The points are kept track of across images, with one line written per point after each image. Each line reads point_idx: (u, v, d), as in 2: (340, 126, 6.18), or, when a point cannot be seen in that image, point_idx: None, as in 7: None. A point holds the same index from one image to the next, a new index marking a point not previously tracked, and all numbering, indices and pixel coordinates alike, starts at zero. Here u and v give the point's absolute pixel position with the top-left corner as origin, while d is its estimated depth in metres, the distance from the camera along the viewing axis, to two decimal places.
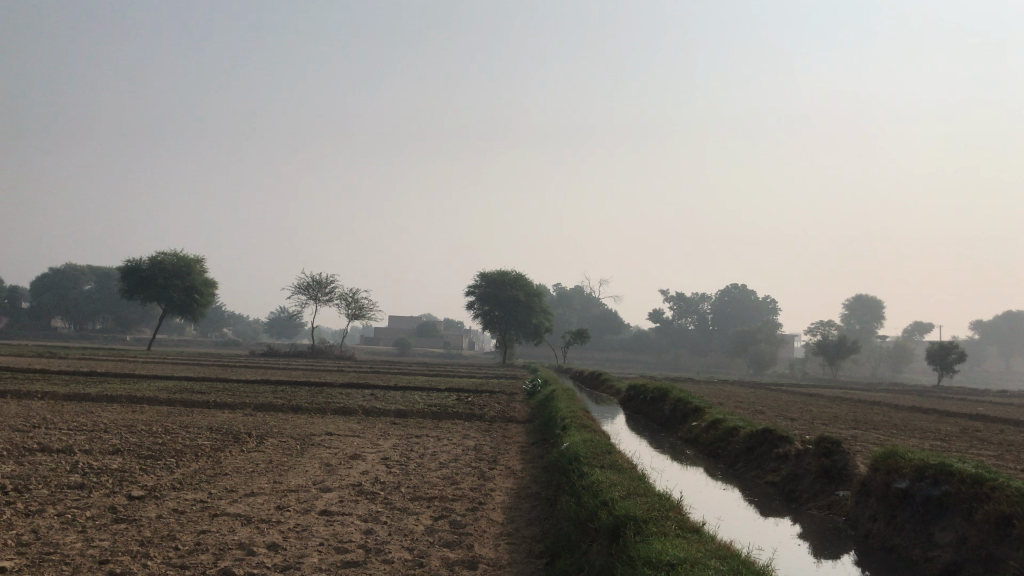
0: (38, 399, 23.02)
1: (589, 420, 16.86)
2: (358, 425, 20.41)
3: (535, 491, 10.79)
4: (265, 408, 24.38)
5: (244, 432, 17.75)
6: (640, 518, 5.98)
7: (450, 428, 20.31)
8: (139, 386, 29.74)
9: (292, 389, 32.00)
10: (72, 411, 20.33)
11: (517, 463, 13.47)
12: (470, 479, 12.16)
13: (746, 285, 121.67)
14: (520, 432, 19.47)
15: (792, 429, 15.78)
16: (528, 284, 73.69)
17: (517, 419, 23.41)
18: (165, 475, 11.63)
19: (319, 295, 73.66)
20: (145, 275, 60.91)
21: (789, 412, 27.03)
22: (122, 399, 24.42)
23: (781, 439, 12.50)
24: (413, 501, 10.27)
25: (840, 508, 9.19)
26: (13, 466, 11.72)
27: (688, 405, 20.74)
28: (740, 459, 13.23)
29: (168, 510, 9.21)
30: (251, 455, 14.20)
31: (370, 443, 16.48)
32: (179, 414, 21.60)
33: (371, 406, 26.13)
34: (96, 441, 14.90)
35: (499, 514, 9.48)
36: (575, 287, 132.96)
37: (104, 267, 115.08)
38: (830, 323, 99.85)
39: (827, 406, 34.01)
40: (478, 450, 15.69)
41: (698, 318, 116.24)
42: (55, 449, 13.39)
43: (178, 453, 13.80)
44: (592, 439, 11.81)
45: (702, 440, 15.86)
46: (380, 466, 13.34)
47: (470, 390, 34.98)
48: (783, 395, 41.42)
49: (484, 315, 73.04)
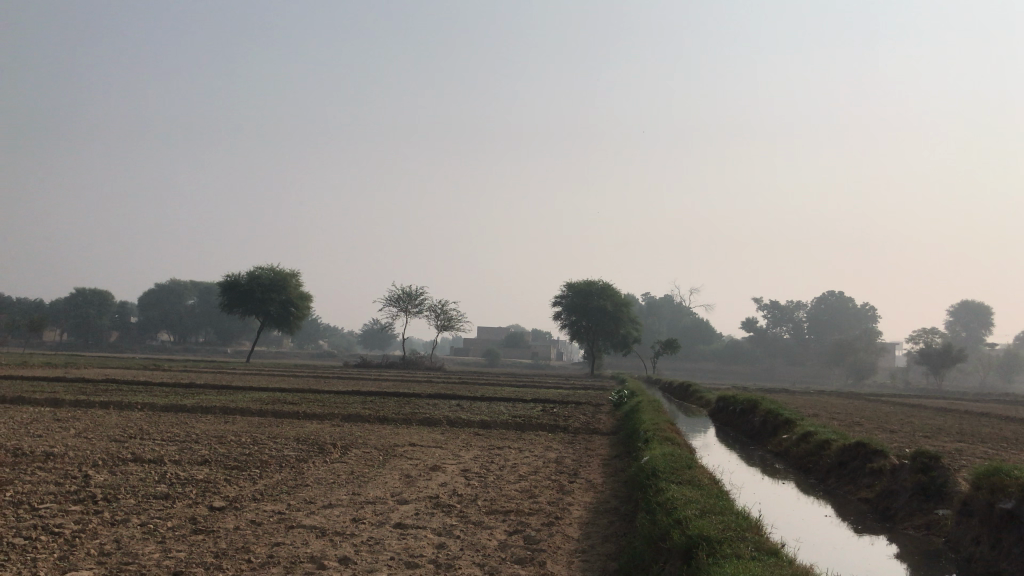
0: (138, 410, 23.90)
1: (674, 433, 16.38)
2: (442, 437, 20.41)
3: (615, 506, 10.49)
4: (352, 418, 24.68)
5: (329, 443, 17.98)
6: (715, 538, 5.66)
7: (533, 440, 20.15)
8: (235, 398, 30.53)
9: (381, 400, 32.35)
10: (167, 422, 20.96)
11: (598, 477, 13.16)
12: (549, 492, 11.95)
13: (844, 291, 117.63)
14: (603, 444, 19.13)
15: (890, 442, 15.00)
16: (617, 294, 72.89)
17: (602, 431, 23.03)
18: (248, 486, 11.81)
19: (409, 307, 74.66)
20: (244, 289, 62.93)
21: (890, 424, 25.82)
22: (216, 410, 25.08)
23: (875, 454, 11.88)
24: (489, 515, 10.12)
25: (939, 529, 8.57)
26: (105, 476, 12.12)
27: (779, 417, 20.02)
28: (832, 474, 12.62)
29: (245, 522, 9.31)
30: (334, 467, 14.33)
31: (451, 454, 16.49)
32: (269, 425, 22.07)
33: (456, 416, 26.17)
34: (186, 451, 15.31)
35: (575, 530, 9.25)
36: (665, 296, 131.26)
37: (206, 283, 119.50)
38: (934, 331, 95.68)
39: (932, 418, 32.37)
40: (560, 462, 15.48)
41: (794, 326, 113.25)
42: (146, 460, 13.80)
43: (263, 464, 14.04)
44: (674, 453, 11.43)
45: (793, 453, 15.23)
46: (459, 478, 13.25)
47: (556, 401, 34.70)
48: (885, 406, 39.71)
49: (572, 325, 72.75)
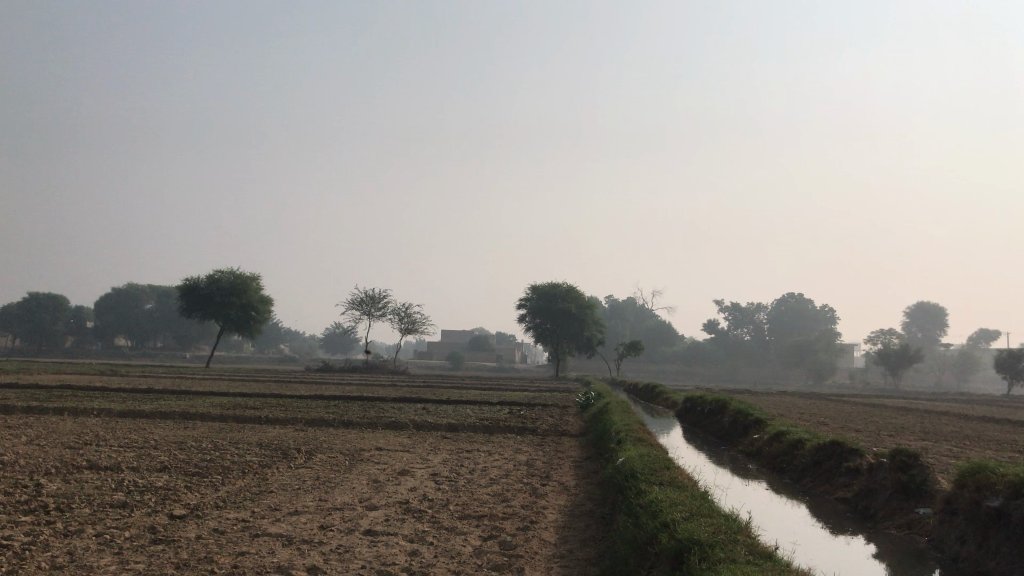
0: (94, 416, 23.18)
1: (645, 434, 16.23)
2: (409, 440, 20.05)
3: (590, 510, 10.24)
4: (316, 423, 24.13)
5: (293, 448, 17.53)
6: (706, 541, 5.43)
7: (502, 443, 19.84)
8: (194, 403, 29.78)
9: (346, 404, 31.82)
10: (124, 428, 20.28)
11: (571, 479, 12.90)
12: (521, 496, 11.68)
13: (803, 294, 118.93)
14: (573, 446, 18.90)
15: (863, 442, 14.94)
16: (580, 296, 72.90)
17: (570, 433, 22.84)
18: (211, 493, 11.40)
19: (372, 311, 73.98)
20: (203, 293, 61.84)
21: (854, 423, 25.95)
22: (176, 416, 24.43)
23: (851, 453, 11.81)
24: (462, 520, 9.81)
25: (922, 527, 8.46)
26: (59, 485, 11.60)
27: (749, 417, 19.95)
28: (807, 474, 12.51)
29: (207, 531, 8.91)
30: (299, 472, 13.91)
31: (420, 458, 16.18)
32: (230, 430, 21.53)
33: (423, 420, 25.76)
34: (144, 458, 14.80)
35: (551, 534, 8.98)
36: (628, 299, 131.75)
37: (163, 287, 117.39)
38: (891, 332, 97.17)
39: (893, 418, 32.63)
40: (531, 465, 15.19)
41: (755, 328, 114.06)
42: (102, 467, 13.31)
43: (225, 470, 13.59)
44: (650, 454, 11.18)
45: (765, 454, 15.13)
46: (429, 482, 12.91)
47: (523, 404, 34.51)
48: (847, 406, 40.01)
49: (536, 329, 72.57)
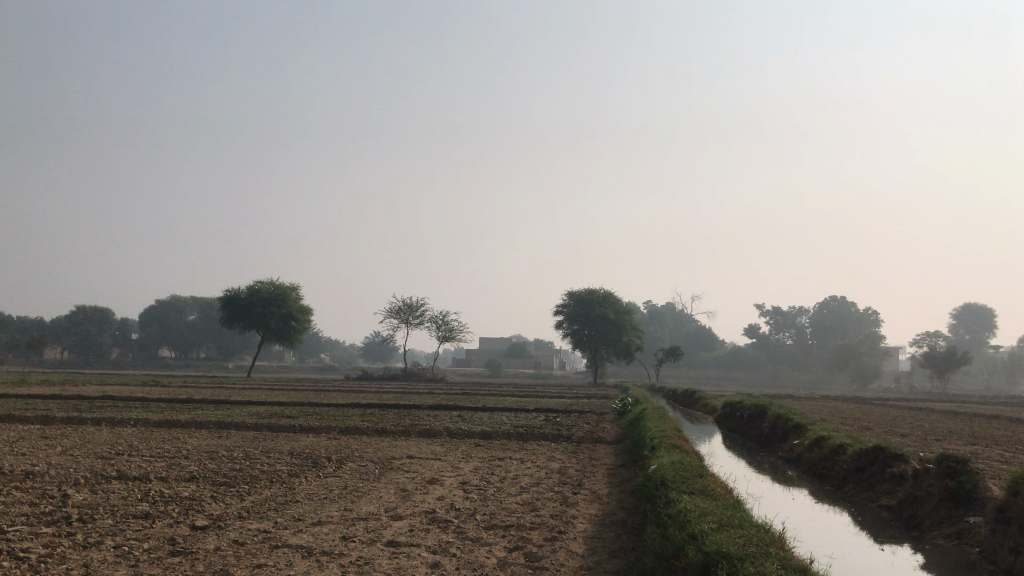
0: (131, 426, 23.31)
1: (681, 440, 15.82)
2: (441, 448, 19.83)
3: (621, 519, 9.90)
4: (350, 432, 23.99)
5: (324, 457, 17.43)
6: (735, 554, 5.06)
7: (535, 450, 19.52)
8: (231, 412, 29.86)
9: (381, 412, 31.68)
10: (158, 438, 20.33)
11: (603, 487, 12.55)
12: (551, 505, 11.36)
13: (846, 297, 116.75)
14: (607, 453, 18.50)
15: (908, 447, 14.37)
16: (618, 301, 72.31)
17: (606, 439, 22.44)
18: (236, 502, 11.25)
19: (410, 319, 74.10)
20: (244, 303, 62.38)
21: (900, 429, 25.19)
22: (211, 425, 24.50)
23: (895, 458, 11.31)
24: (488, 530, 9.54)
25: (972, 538, 7.96)
26: (85, 495, 11.54)
27: (789, 423, 19.42)
28: (848, 480, 12.03)
29: (227, 542, 8.72)
30: (327, 481, 13.75)
31: (450, 466, 15.95)
32: (264, 439, 21.48)
33: (457, 428, 25.48)
34: (174, 467, 14.75)
35: (580, 545, 8.65)
36: (666, 304, 130.64)
37: (206, 299, 118.96)
38: (936, 335, 95.08)
39: (941, 422, 31.70)
40: (564, 472, 14.89)
41: (797, 332, 112.39)
42: (131, 477, 13.25)
43: (253, 480, 13.46)
44: (682, 461, 10.78)
45: (805, 460, 14.62)
46: (458, 491, 12.67)
47: (560, 410, 34.22)
48: (892, 410, 39.08)
49: (574, 335, 72.13)
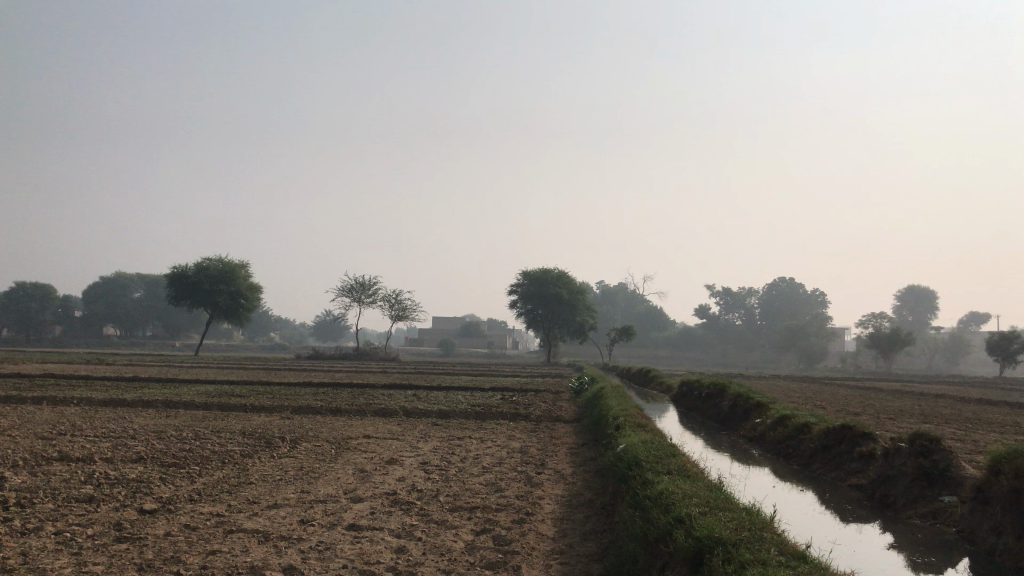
0: (73, 405, 22.46)
1: (644, 419, 15.66)
2: (397, 427, 19.40)
3: (589, 500, 9.63)
4: (303, 411, 23.46)
5: (277, 436, 16.88)
6: (729, 541, 4.79)
7: (493, 429, 19.19)
8: (179, 391, 29.08)
9: (335, 392, 31.14)
10: (102, 417, 19.56)
11: (568, 467, 12.28)
12: (515, 486, 11.04)
13: (794, 278, 118.32)
14: (568, 432, 18.27)
15: (871, 425, 14.33)
16: (572, 281, 72.16)
17: (565, 418, 22.27)
18: (186, 485, 10.72)
19: (363, 298, 73.21)
20: (192, 281, 60.92)
21: (852, 407, 25.48)
22: (158, 404, 23.73)
23: (862, 437, 11.24)
24: (453, 513, 9.20)
25: (948, 518, 7.85)
26: (24, 478, 10.90)
27: (749, 401, 19.39)
28: (815, 460, 11.92)
29: (178, 527, 8.24)
30: (282, 462, 13.28)
31: (409, 446, 15.55)
32: (214, 418, 20.85)
33: (413, 406, 25.13)
34: (119, 448, 14.11)
35: (549, 528, 8.36)
36: (619, 284, 131.26)
37: (152, 276, 116.32)
38: (882, 316, 96.98)
39: (889, 401, 32.17)
40: (525, 452, 14.61)
41: (746, 313, 113.86)
42: (73, 458, 12.60)
43: (203, 461, 12.92)
44: (653, 440, 10.54)
45: (769, 438, 14.54)
46: (418, 471, 12.32)
47: (516, 389, 34.07)
48: (840, 390, 39.64)
49: (528, 314, 72.02)
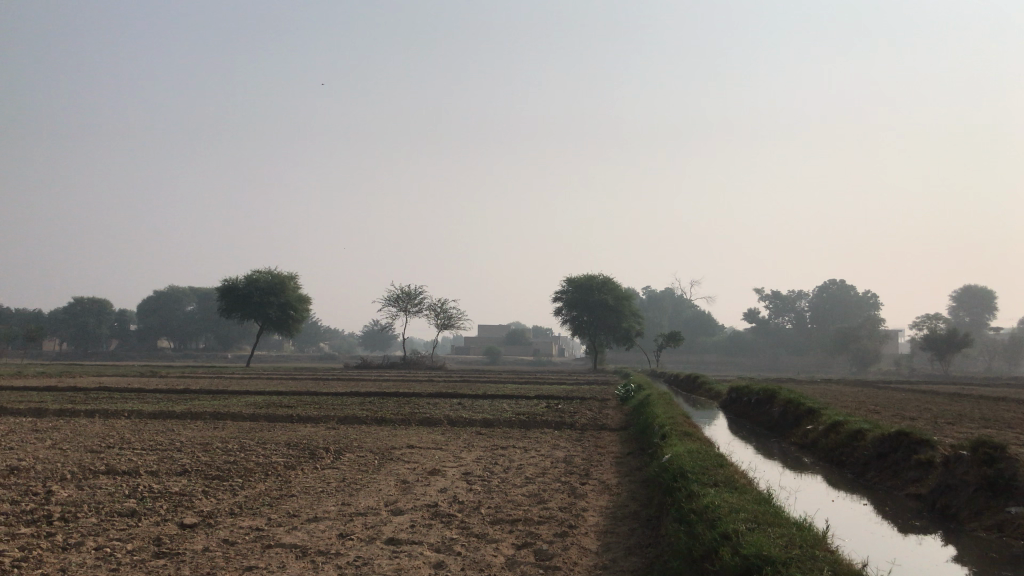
0: (124, 418, 22.77)
1: (692, 427, 15.29)
2: (441, 437, 19.25)
3: (634, 512, 9.37)
4: (349, 421, 23.51)
5: (322, 447, 16.86)
6: (781, 559, 4.52)
7: (539, 438, 18.94)
8: (228, 402, 29.41)
9: (380, 401, 31.21)
10: (151, 430, 19.76)
11: (613, 477, 12.00)
12: (559, 497, 10.79)
13: (845, 279, 116.02)
14: (613, 441, 17.93)
15: (929, 431, 13.79)
16: (617, 287, 71.67)
17: (611, 426, 21.94)
18: (227, 498, 10.69)
19: (409, 307, 73.58)
20: (242, 293, 61.79)
21: (909, 411, 24.73)
22: (207, 416, 23.98)
23: (920, 444, 10.78)
24: (494, 525, 8.99)
25: (1016, 531, 7.43)
26: (70, 492, 10.96)
27: (800, 407, 18.87)
28: (871, 468, 11.48)
29: (217, 542, 8.18)
30: (324, 473, 13.21)
31: (452, 456, 15.40)
32: (261, 429, 20.96)
33: (457, 415, 24.98)
34: (165, 461, 14.20)
35: (593, 541, 8.12)
36: (665, 289, 130.14)
37: (204, 289, 118.41)
38: (937, 317, 94.53)
39: (947, 404, 31.22)
40: (569, 461, 14.36)
41: (796, 316, 111.87)
42: (119, 471, 12.70)
43: (247, 473, 12.91)
44: (700, 450, 10.23)
45: (821, 445, 14.08)
46: (460, 482, 12.14)
47: (562, 396, 33.83)
48: (895, 393, 38.64)
49: (573, 321, 71.67)
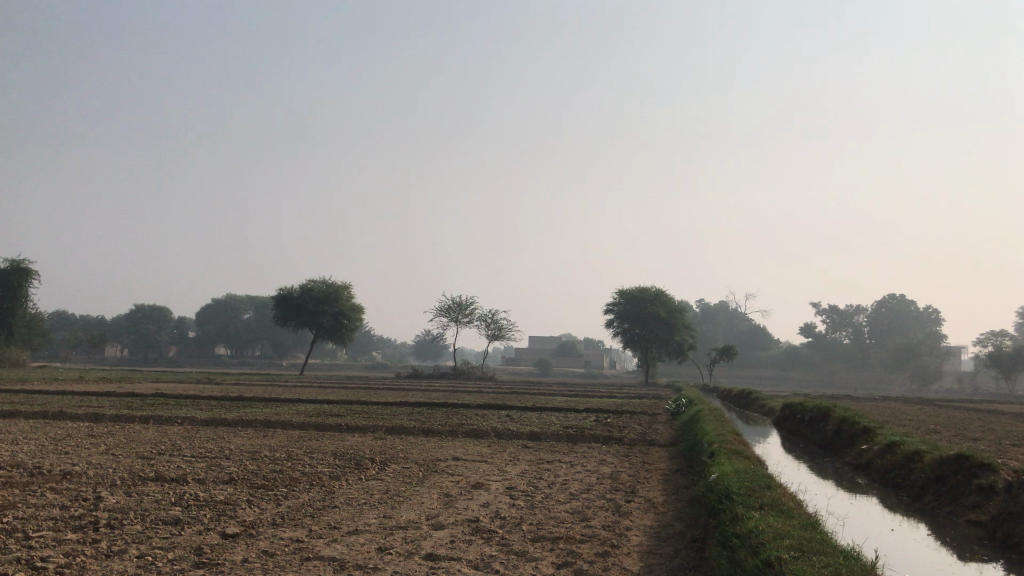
0: (178, 425, 23.14)
1: (741, 445, 14.95)
2: (488, 450, 19.18)
3: (678, 533, 9.15)
4: (396, 431, 23.58)
5: (368, 458, 16.89)
6: None
7: (585, 453, 18.75)
8: (280, 410, 29.73)
9: (429, 411, 31.27)
10: (202, 437, 20.03)
11: (658, 495, 11.78)
12: (602, 514, 10.62)
13: (905, 295, 113.31)
14: (662, 457, 17.63)
15: (990, 454, 13.25)
16: (669, 300, 70.91)
17: (659, 442, 21.61)
18: (271, 508, 10.73)
19: (460, 317, 73.80)
20: (297, 302, 62.62)
21: (970, 432, 23.93)
22: (257, 423, 24.25)
23: (981, 468, 10.34)
24: (534, 543, 8.85)
25: None
26: (117, 498, 11.12)
27: (856, 426, 18.34)
28: (927, 492, 11.07)
29: (257, 553, 8.18)
30: (368, 484, 13.23)
31: (496, 469, 15.29)
32: (309, 439, 21.12)
33: (505, 428, 24.87)
34: (214, 468, 14.35)
35: (635, 562, 7.92)
36: (719, 302, 128.62)
37: (260, 298, 120.45)
38: (1002, 334, 91.65)
39: (1012, 425, 30.18)
40: (615, 477, 14.14)
41: (854, 331, 108.69)
42: (167, 479, 12.86)
43: (292, 483, 12.98)
44: (748, 470, 9.95)
45: (876, 467, 13.63)
46: (504, 497, 12.03)
47: (611, 410, 33.53)
48: (956, 413, 37.52)
49: (625, 334, 71.13)
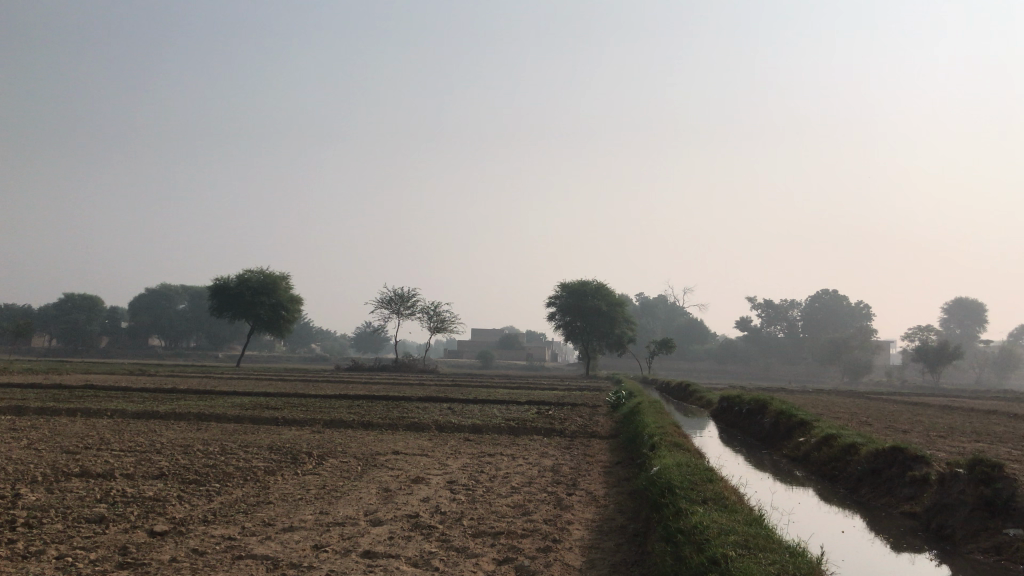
0: (107, 418, 22.32)
1: (682, 437, 14.98)
2: (428, 443, 18.91)
3: (620, 526, 9.06)
4: (335, 424, 23.11)
5: (306, 452, 16.50)
6: None
7: (527, 445, 18.64)
8: (215, 403, 28.98)
9: (369, 405, 30.79)
10: (132, 431, 19.35)
11: (599, 488, 11.72)
12: (544, 508, 10.50)
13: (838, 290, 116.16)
14: (603, 450, 17.60)
15: (922, 446, 13.50)
16: (610, 293, 71.27)
17: (600, 435, 21.59)
18: (203, 504, 10.37)
19: (402, 309, 73.17)
20: (233, 292, 61.31)
21: (901, 424, 24.47)
22: (191, 416, 23.57)
23: (915, 460, 10.51)
24: (475, 539, 8.66)
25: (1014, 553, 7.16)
26: (38, 495, 10.60)
27: (793, 419, 18.55)
28: (864, 484, 11.21)
29: (185, 552, 7.84)
30: (305, 479, 12.90)
31: (437, 463, 15.09)
32: (245, 432, 20.58)
33: (445, 420, 24.63)
34: (143, 463, 13.83)
35: (577, 557, 7.82)
36: (659, 296, 130.21)
37: (197, 288, 117.96)
38: (929, 329, 94.57)
39: (941, 417, 30.97)
40: (556, 471, 14.01)
41: (788, 326, 112.05)
42: (93, 474, 12.33)
43: (225, 478, 12.58)
44: (689, 463, 9.92)
45: (814, 459, 13.77)
46: (445, 491, 11.82)
47: (553, 403, 33.51)
48: (888, 405, 38.42)
49: (566, 327, 71.34)
